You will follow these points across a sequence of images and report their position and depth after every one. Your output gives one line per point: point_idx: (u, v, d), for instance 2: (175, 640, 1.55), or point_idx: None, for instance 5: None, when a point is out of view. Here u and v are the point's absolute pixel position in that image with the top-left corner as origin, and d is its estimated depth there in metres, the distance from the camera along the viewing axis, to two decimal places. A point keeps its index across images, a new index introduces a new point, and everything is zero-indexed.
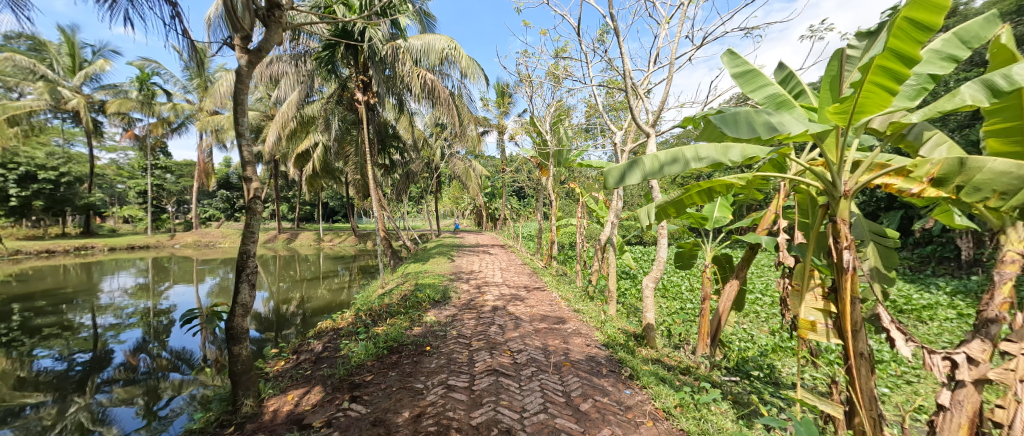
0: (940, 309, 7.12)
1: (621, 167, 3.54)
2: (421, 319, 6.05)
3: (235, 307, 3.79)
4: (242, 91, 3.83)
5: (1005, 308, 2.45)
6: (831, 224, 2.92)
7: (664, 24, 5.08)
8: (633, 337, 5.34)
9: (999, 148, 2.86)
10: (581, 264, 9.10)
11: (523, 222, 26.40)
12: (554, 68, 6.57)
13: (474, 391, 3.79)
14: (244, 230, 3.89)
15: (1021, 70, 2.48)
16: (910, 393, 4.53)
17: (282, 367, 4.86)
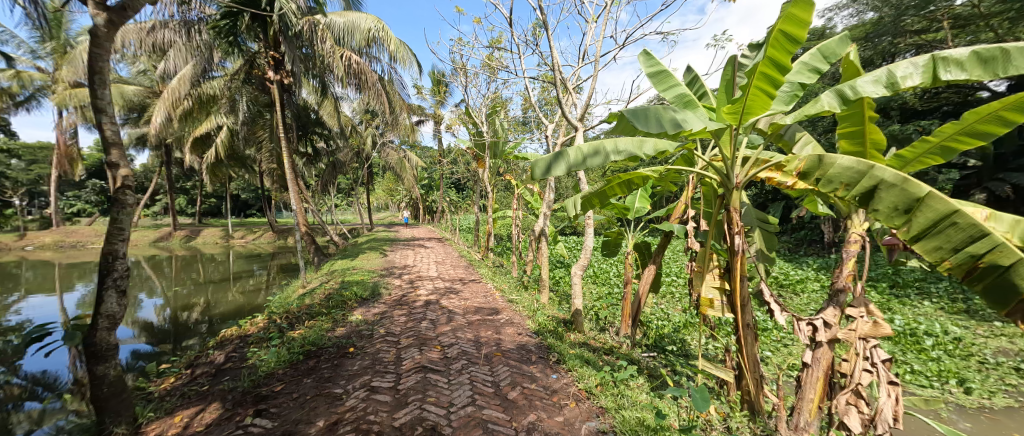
0: (809, 282, 8.43)
1: (548, 158, 3.63)
2: (346, 319, 5.74)
3: (98, 318, 3.29)
4: (100, 58, 3.27)
5: (850, 280, 2.98)
6: (726, 212, 3.32)
7: (591, 22, 5.29)
8: (560, 323, 5.57)
9: (847, 148, 3.44)
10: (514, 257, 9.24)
11: (461, 213, 26.06)
12: (489, 58, 6.55)
13: (399, 390, 3.71)
14: (108, 226, 3.37)
15: (863, 82, 2.98)
16: (786, 354, 5.34)
17: (173, 384, 4.31)
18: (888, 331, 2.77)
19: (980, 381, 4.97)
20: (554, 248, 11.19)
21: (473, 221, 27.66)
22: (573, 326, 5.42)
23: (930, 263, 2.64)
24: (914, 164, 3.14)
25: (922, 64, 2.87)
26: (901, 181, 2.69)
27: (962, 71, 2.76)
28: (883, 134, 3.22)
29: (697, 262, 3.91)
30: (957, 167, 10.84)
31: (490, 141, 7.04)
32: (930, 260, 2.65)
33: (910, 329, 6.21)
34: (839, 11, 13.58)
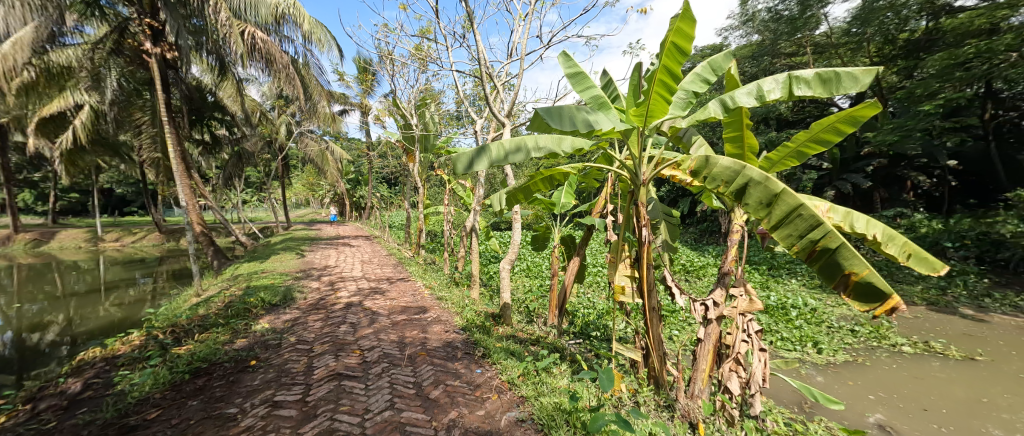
0: (709, 268, 9.54)
1: (469, 153, 3.60)
2: (249, 329, 5.20)
3: None
4: None
5: (733, 264, 3.44)
6: (635, 206, 3.62)
7: (520, 18, 5.39)
8: (488, 318, 5.61)
9: (731, 151, 3.94)
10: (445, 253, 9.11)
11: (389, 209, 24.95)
12: (418, 47, 6.35)
13: (308, 402, 3.47)
14: None
15: (740, 93, 3.44)
16: (690, 332, 5.99)
17: (9, 422, 3.55)
18: (759, 305, 3.26)
19: (831, 344, 5.99)
20: (484, 244, 11.22)
21: (403, 217, 26.68)
22: (502, 319, 5.49)
23: (784, 248, 3.13)
24: (779, 165, 3.64)
25: (782, 81, 3.39)
26: (764, 179, 3.15)
27: (810, 88, 3.32)
28: (756, 139, 3.74)
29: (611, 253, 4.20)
30: (817, 166, 12.93)
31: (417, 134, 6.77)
32: (786, 246, 3.12)
33: (781, 303, 7.33)
34: (733, 30, 15.52)
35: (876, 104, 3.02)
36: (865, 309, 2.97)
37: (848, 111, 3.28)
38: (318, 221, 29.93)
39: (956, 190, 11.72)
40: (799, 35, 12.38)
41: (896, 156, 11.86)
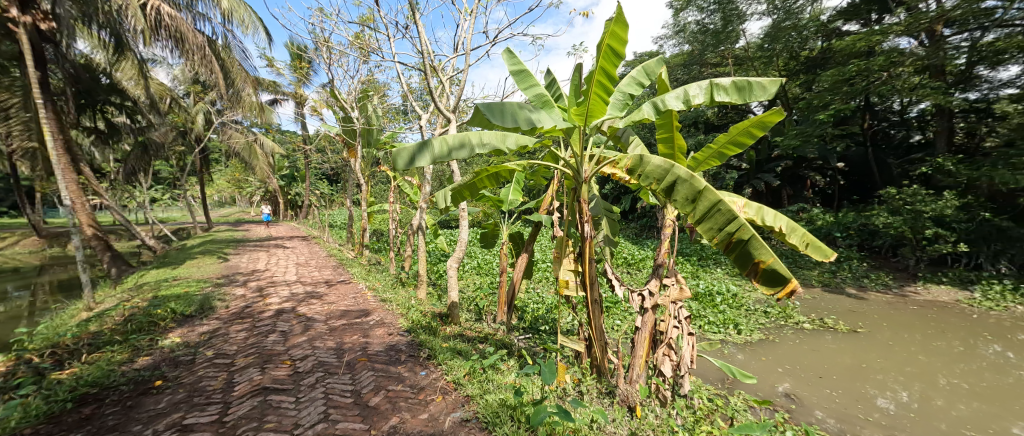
0: (647, 260, 10.09)
1: (411, 147, 3.45)
2: (156, 345, 4.65)
3: None
4: None
5: (666, 256, 3.70)
6: (578, 203, 3.73)
7: (466, 12, 5.30)
8: (434, 317, 5.49)
9: (663, 151, 4.21)
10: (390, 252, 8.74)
11: (329, 207, 23.66)
12: (358, 36, 6.03)
13: (226, 422, 3.19)
14: None
15: (670, 97, 3.66)
16: (631, 321, 6.31)
17: None
18: (688, 294, 3.54)
19: (749, 325, 6.63)
20: (431, 242, 11.01)
21: (345, 215, 25.44)
22: (448, 319, 5.41)
23: (707, 240, 3.37)
24: (704, 165, 3.96)
25: (705, 87, 3.67)
26: (689, 177, 3.37)
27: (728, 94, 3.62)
28: (684, 142, 4.02)
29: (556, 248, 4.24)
30: (737, 166, 14.14)
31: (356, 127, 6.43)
32: (709, 238, 3.36)
33: (709, 290, 7.98)
34: (666, 39, 16.60)
35: (779, 111, 3.40)
36: (777, 295, 3.26)
37: (756, 117, 3.70)
38: (248, 220, 27.66)
39: (845, 188, 13.47)
40: (722, 48, 13.81)
41: (798, 159, 13.35)
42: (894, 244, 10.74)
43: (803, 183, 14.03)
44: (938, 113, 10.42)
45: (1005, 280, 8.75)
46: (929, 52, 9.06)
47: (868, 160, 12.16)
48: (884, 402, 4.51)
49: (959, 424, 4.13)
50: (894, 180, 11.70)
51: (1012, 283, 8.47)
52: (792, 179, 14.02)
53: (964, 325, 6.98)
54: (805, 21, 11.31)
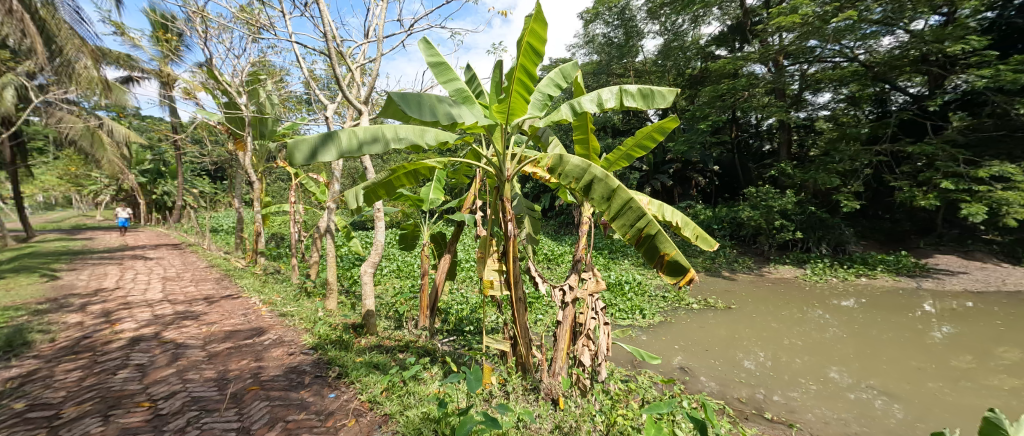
0: (564, 255, 10.55)
1: (314, 140, 3.03)
2: None
3: None
4: None
5: (584, 251, 3.89)
6: (501, 202, 3.65)
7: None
8: (344, 330, 4.97)
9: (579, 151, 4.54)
10: (293, 258, 7.68)
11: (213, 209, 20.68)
12: (245, 11, 5.26)
13: None
14: None
15: (587, 99, 3.79)
16: (551, 313, 6.56)
17: None
18: (604, 285, 3.78)
19: (651, 309, 7.50)
20: (342, 245, 10.36)
21: (234, 218, 22.50)
22: (361, 329, 4.97)
23: (620, 236, 3.51)
24: (614, 164, 4.58)
25: (615, 92, 3.88)
26: (605, 176, 3.49)
27: (635, 100, 3.89)
28: (598, 143, 4.46)
29: (479, 249, 4.08)
30: (639, 167, 15.34)
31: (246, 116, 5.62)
32: (622, 234, 3.50)
33: (618, 280, 8.62)
34: (578, 48, 17.49)
35: (675, 118, 4.18)
36: (680, 284, 3.51)
37: (655, 123, 4.40)
38: (100, 226, 22.86)
39: (719, 187, 16.06)
40: (626, 60, 15.21)
41: (686, 162, 15.03)
42: (754, 233, 12.74)
43: (689, 183, 15.71)
44: (781, 127, 13.50)
45: (824, 258, 11.60)
46: (774, 78, 11.69)
47: (735, 164, 15.15)
48: (748, 362, 5.74)
49: (798, 375, 5.41)
50: (753, 180, 14.83)
51: (829, 261, 11.39)
52: (680, 179, 15.63)
53: (800, 296, 9.32)
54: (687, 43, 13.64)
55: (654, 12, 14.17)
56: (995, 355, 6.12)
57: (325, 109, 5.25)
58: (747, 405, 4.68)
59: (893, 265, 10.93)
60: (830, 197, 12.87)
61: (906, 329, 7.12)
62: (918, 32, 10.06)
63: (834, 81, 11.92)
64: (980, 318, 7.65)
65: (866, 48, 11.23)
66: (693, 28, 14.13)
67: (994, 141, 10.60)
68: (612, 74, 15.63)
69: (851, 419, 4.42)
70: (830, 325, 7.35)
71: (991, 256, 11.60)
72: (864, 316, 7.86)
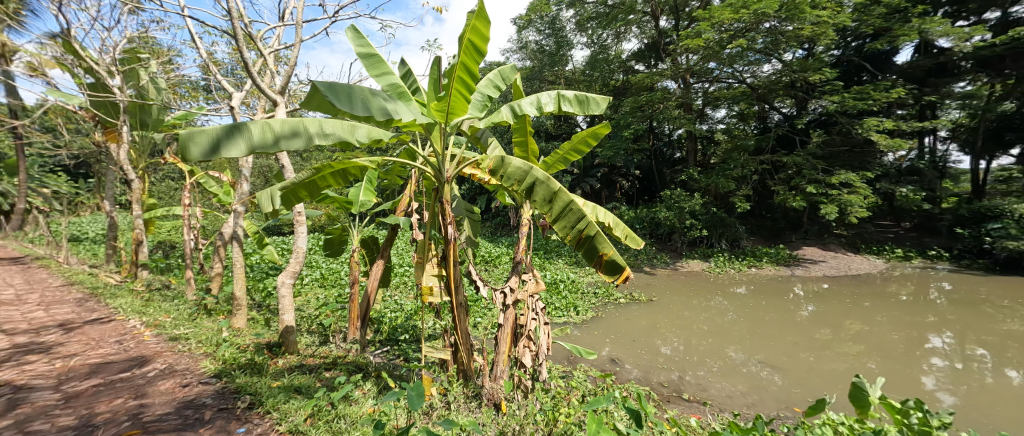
0: (502, 257, 10.53)
1: (217, 131, 2.62)
2: None
3: None
4: None
5: (525, 253, 3.84)
6: (439, 204, 3.47)
7: None
8: (255, 351, 4.17)
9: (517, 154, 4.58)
10: (189, 267, 6.08)
11: (79, 214, 17.28)
12: None
13: None
14: None
15: (527, 101, 3.76)
16: (490, 316, 6.45)
17: None
18: (543, 286, 3.74)
19: (584, 306, 7.72)
20: (253, 254, 9.36)
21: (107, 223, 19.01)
22: (278, 348, 4.33)
23: (561, 237, 3.49)
24: (553, 167, 4.62)
25: (553, 97, 3.87)
26: (546, 178, 3.43)
27: (572, 106, 3.90)
28: (535, 146, 4.51)
29: (417, 253, 3.83)
30: (569, 170, 15.66)
31: (122, 101, 4.79)
32: (563, 236, 3.48)
33: (554, 280, 8.75)
34: (511, 52, 17.60)
35: (605, 125, 4.33)
36: (617, 283, 3.58)
37: (589, 128, 4.50)
38: None
39: (639, 190, 17.13)
40: (556, 68, 15.86)
41: (612, 166, 15.75)
42: (669, 231, 13.66)
43: (615, 186, 16.41)
44: (688, 137, 14.78)
45: (724, 253, 12.95)
46: (681, 93, 12.75)
47: (654, 170, 16.13)
48: (668, 349, 6.17)
49: (706, 356, 5.95)
50: (668, 185, 15.99)
51: (727, 254, 12.81)
52: (607, 182, 16.27)
53: (707, 285, 10.48)
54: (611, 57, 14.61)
55: (581, 25, 15.23)
56: (844, 326, 7.53)
57: (230, 98, 4.68)
58: (670, 388, 4.94)
59: (773, 255, 12.70)
60: (727, 198, 14.38)
61: (780, 309, 8.44)
62: (786, 63, 12.00)
63: (728, 99, 13.42)
64: (835, 298, 9.35)
65: (750, 73, 12.81)
66: (616, 43, 15.03)
67: (840, 154, 12.95)
68: (544, 81, 15.94)
69: (745, 392, 4.92)
70: (729, 311, 8.33)
71: (843, 246, 14.02)
72: (755, 300, 9.14)
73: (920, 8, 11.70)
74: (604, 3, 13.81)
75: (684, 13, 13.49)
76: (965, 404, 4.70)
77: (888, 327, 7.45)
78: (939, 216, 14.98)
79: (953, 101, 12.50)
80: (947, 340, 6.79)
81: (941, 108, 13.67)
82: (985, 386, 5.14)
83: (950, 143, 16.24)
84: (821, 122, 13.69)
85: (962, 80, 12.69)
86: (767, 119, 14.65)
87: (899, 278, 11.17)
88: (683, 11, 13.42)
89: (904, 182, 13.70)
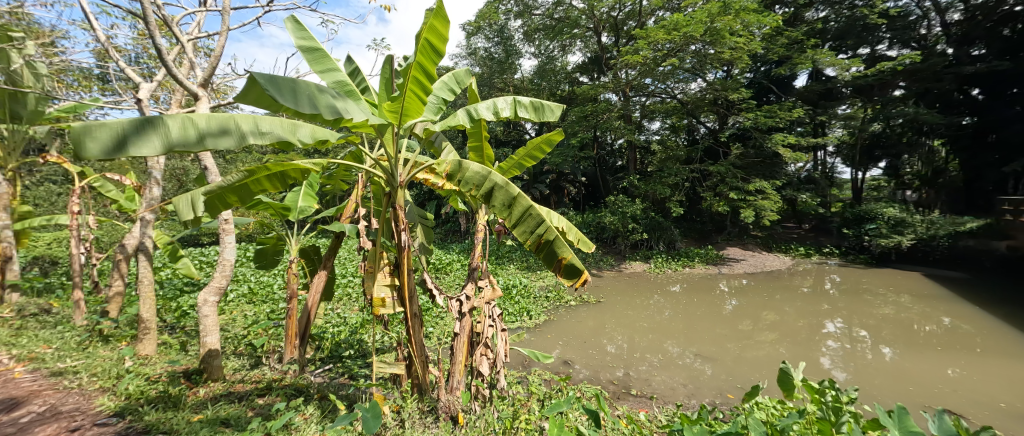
0: (454, 264, 10.33)
1: (124, 125, 2.26)
2: None
3: None
4: None
5: (480, 259, 3.71)
6: (391, 211, 3.26)
7: None
8: (169, 381, 3.67)
9: (474, 159, 4.46)
10: (75, 288, 5.06)
11: None
12: None
13: None
14: None
15: (484, 106, 3.63)
16: (441, 325, 6.25)
17: None
18: (500, 292, 3.62)
19: (537, 310, 7.67)
20: (163, 269, 8.35)
21: None
22: (198, 377, 3.85)
23: (520, 242, 3.38)
24: (507, 173, 4.51)
25: (510, 102, 3.79)
26: (504, 183, 3.32)
27: (529, 112, 3.83)
28: (491, 151, 4.43)
29: (368, 262, 3.56)
30: (519, 177, 15.62)
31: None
32: (522, 240, 3.38)
33: (505, 286, 8.67)
34: (460, 58, 17.46)
35: (560, 132, 4.30)
36: (575, 287, 3.51)
37: (543, 135, 4.47)
38: None
39: (585, 196, 17.60)
40: (506, 76, 15.94)
41: (560, 173, 16.06)
42: (614, 235, 14.02)
43: (563, 192, 16.65)
44: (628, 146, 15.15)
45: (663, 254, 13.54)
46: (622, 105, 13.20)
47: (598, 177, 16.68)
48: (614, 347, 6.26)
49: (649, 353, 6.07)
50: (611, 191, 16.59)
51: (664, 255, 13.37)
52: (555, 188, 16.46)
53: (647, 285, 10.83)
54: (558, 67, 14.97)
55: (529, 36, 15.55)
56: (763, 316, 8.10)
57: (137, 88, 4.20)
58: (618, 385, 4.98)
59: (704, 255, 13.43)
60: (663, 204, 14.91)
61: (709, 304, 8.88)
62: (710, 82, 12.96)
63: (663, 112, 14.02)
64: (756, 292, 10.05)
65: (680, 89, 13.55)
66: (562, 55, 15.40)
67: (756, 165, 13.87)
68: (494, 88, 15.87)
69: (685, 384, 5.09)
70: (666, 308, 8.64)
71: (759, 246, 15.20)
72: (691, 297, 9.64)
73: (813, 41, 13.11)
74: (551, 16, 14.16)
75: (623, 31, 14.08)
76: (855, 380, 5.29)
77: (793, 314, 8.21)
78: (830, 218, 16.69)
79: (836, 121, 14.18)
80: (839, 325, 7.62)
81: (829, 127, 15.44)
82: (871, 364, 5.83)
83: (835, 157, 18.45)
84: (738, 136, 14.64)
85: (843, 104, 14.53)
86: (694, 131, 15.46)
87: (804, 272, 12.38)
88: (622, 30, 14.03)
89: (803, 190, 15.20)
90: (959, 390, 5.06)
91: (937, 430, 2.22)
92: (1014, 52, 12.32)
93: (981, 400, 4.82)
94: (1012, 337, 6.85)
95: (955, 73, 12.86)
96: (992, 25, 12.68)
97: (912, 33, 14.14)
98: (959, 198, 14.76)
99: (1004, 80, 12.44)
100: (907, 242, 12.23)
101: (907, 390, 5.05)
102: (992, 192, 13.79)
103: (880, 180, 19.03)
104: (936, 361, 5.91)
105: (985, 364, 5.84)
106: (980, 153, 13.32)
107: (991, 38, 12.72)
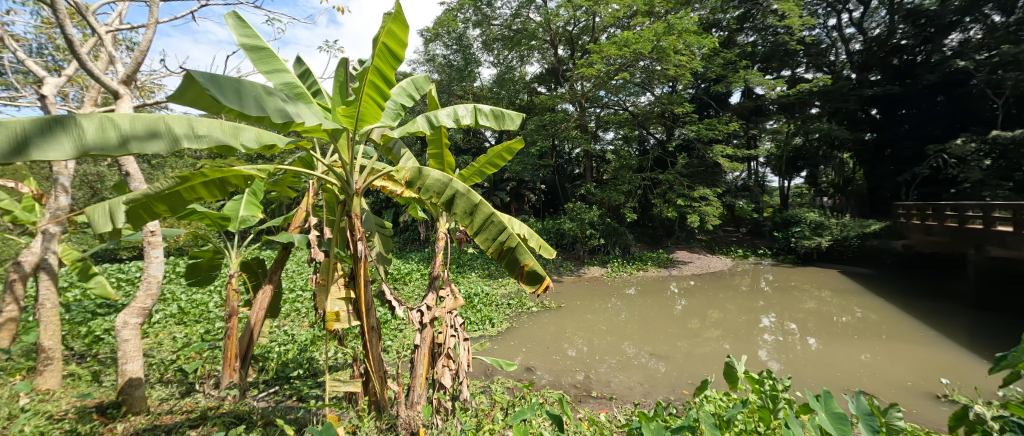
0: (412, 274, 10.09)
1: (25, 127, 1.96)
2: None
3: None
4: None
5: (440, 268, 3.60)
6: (346, 219, 3.07)
7: None
8: (78, 418, 3.26)
9: (434, 166, 4.33)
10: None
11: None
12: None
13: None
14: None
15: (444, 113, 3.54)
16: (398, 338, 6.04)
17: None
18: (463, 301, 3.52)
19: (499, 317, 7.61)
20: (72, 289, 7.45)
21: None
22: (115, 410, 3.44)
23: (483, 250, 3.31)
24: (468, 180, 4.45)
25: (471, 110, 3.73)
26: (466, 191, 3.23)
27: (489, 119, 3.79)
28: (451, 158, 4.33)
29: (320, 274, 3.33)
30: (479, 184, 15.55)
31: None
32: (484, 248, 3.31)
33: (466, 294, 8.55)
34: (417, 65, 17.27)
35: (519, 140, 4.26)
36: (537, 294, 3.44)
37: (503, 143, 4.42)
38: None
39: (544, 203, 17.77)
40: (464, 84, 15.78)
41: (518, 181, 16.16)
42: (572, 241, 14.20)
43: (523, 199, 16.68)
44: (584, 155, 15.41)
45: (619, 258, 13.91)
46: (577, 117, 13.56)
47: (557, 185, 16.97)
48: (573, 351, 6.33)
49: (606, 354, 6.17)
50: (569, 198, 16.89)
51: (620, 259, 13.74)
52: (515, 195, 16.50)
53: (603, 288, 11.09)
54: (516, 78, 15.13)
55: (487, 45, 15.64)
56: (708, 314, 8.49)
57: (41, 84, 3.76)
58: (581, 388, 5.00)
59: (656, 259, 13.96)
60: (617, 210, 15.37)
61: (661, 305, 9.21)
62: (658, 96, 13.54)
63: (615, 124, 14.53)
64: (703, 292, 10.52)
65: (630, 102, 14.01)
66: (520, 65, 15.56)
67: (700, 173, 14.68)
68: (453, 95, 15.69)
69: (639, 382, 5.22)
70: (622, 310, 8.88)
71: (704, 249, 16.04)
72: (645, 299, 9.94)
73: (744, 63, 14.09)
74: (509, 27, 14.26)
75: (579, 45, 14.43)
76: (789, 369, 5.62)
77: (736, 311, 8.67)
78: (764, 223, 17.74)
79: (766, 134, 15.25)
80: (773, 320, 8.13)
81: (760, 140, 16.58)
82: (802, 353, 6.26)
83: (766, 167, 19.91)
84: (684, 147, 15.43)
85: (771, 118, 15.71)
86: (644, 142, 16.12)
87: (743, 272, 13.16)
88: (577, 43, 14.42)
89: (740, 197, 16.22)
90: (874, 373, 5.50)
91: (855, 410, 2.46)
92: (902, 79, 14.17)
93: (892, 380, 5.27)
94: (911, 324, 7.57)
95: (859, 95, 14.19)
96: (885, 55, 14.32)
97: (824, 60, 15.86)
98: (866, 204, 16.08)
99: (896, 102, 14.33)
100: (826, 243, 13.26)
101: (833, 375, 5.42)
102: (889, 199, 15.14)
103: (803, 188, 20.81)
104: (853, 348, 6.41)
105: (894, 349, 6.39)
106: (880, 164, 15.05)
107: (885, 66, 14.42)
